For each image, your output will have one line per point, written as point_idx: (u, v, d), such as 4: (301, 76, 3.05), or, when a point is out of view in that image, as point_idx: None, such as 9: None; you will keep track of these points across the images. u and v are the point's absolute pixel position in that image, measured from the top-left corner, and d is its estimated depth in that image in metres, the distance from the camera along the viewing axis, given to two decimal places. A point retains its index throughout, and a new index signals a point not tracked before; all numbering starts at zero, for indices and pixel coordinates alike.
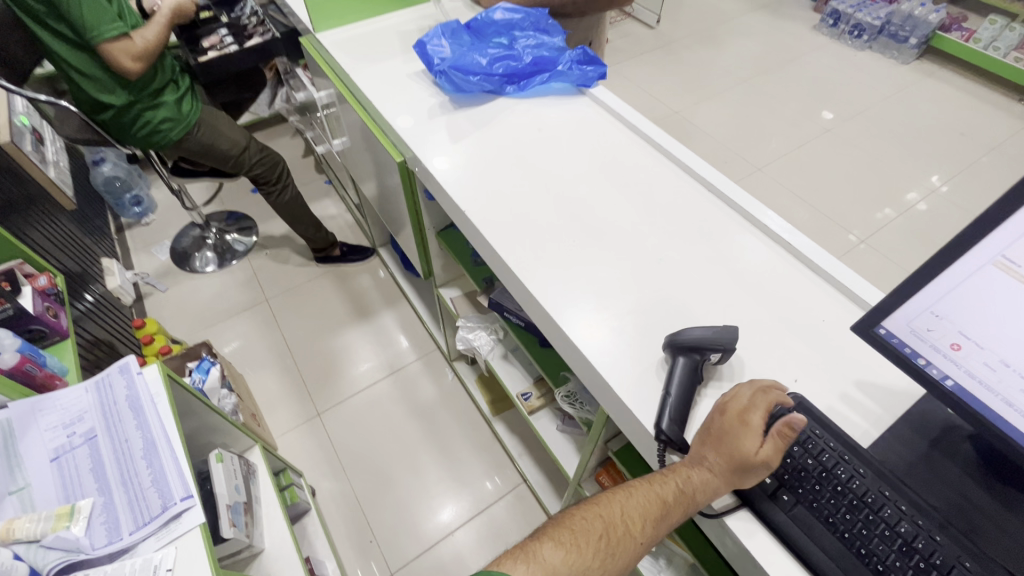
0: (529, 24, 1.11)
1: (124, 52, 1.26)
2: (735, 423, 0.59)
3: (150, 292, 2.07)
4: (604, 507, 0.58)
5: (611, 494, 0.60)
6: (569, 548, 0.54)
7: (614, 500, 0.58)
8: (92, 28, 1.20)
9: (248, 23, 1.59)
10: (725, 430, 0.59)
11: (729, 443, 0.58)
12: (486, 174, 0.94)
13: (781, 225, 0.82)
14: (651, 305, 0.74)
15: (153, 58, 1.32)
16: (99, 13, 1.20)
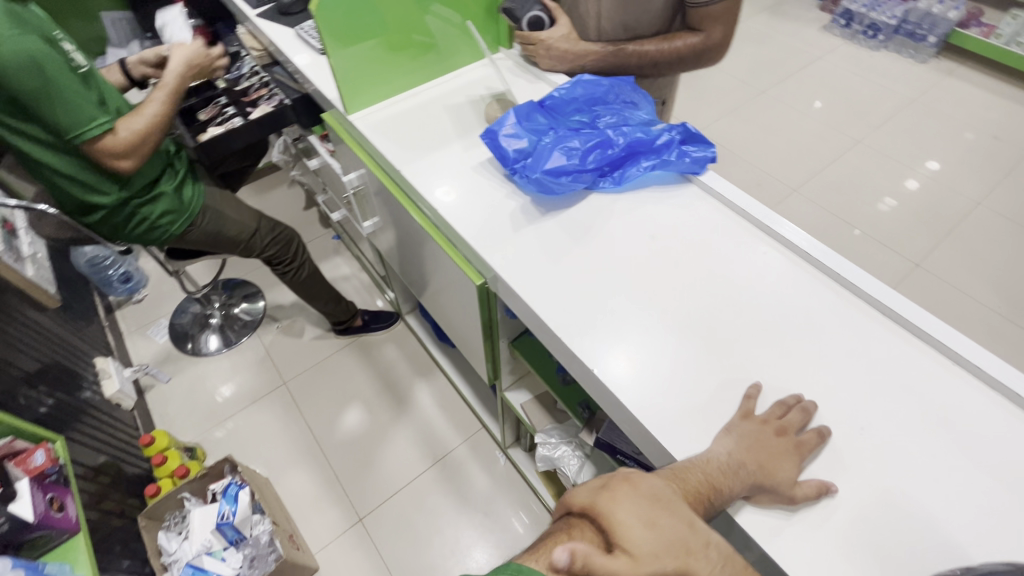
0: (613, 97, 0.94)
1: (108, 151, 1.05)
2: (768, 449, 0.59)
3: (151, 384, 1.84)
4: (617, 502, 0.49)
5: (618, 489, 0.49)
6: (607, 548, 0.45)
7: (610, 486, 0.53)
8: (69, 129, 0.99)
9: (248, 85, 1.39)
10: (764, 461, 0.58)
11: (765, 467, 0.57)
12: (601, 306, 0.76)
13: (998, 366, 0.65)
14: (878, 509, 0.57)
15: (145, 150, 1.11)
16: (76, 112, 0.99)
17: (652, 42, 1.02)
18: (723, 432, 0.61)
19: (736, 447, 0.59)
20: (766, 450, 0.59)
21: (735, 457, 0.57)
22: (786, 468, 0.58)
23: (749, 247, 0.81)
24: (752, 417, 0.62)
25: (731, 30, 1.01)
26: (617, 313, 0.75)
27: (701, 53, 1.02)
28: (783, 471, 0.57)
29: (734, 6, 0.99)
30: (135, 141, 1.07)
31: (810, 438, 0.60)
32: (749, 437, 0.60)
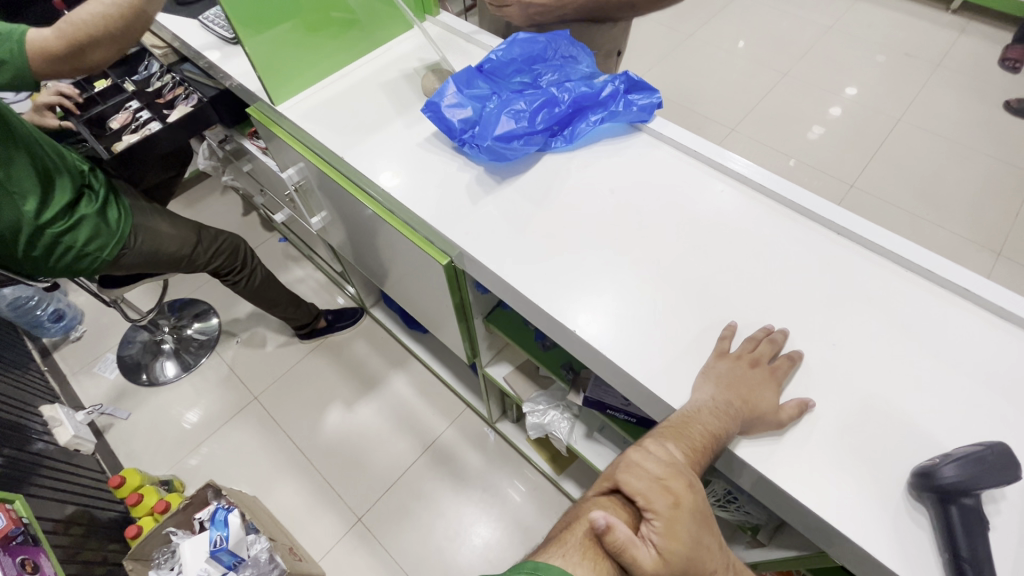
0: (551, 53, 0.91)
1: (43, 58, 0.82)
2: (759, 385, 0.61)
3: (110, 423, 1.72)
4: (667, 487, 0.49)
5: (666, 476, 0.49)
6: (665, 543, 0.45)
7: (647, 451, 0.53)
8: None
9: (159, 87, 1.27)
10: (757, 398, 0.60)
11: (759, 404, 0.59)
12: (573, 267, 0.75)
13: (945, 266, 0.69)
14: (861, 416, 0.60)
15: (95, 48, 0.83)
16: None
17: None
18: (701, 376, 0.63)
19: (720, 389, 0.60)
20: (746, 385, 0.60)
21: (726, 399, 0.59)
22: (768, 396, 0.60)
23: (706, 189, 0.82)
24: (724, 355, 0.64)
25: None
26: (590, 271, 0.75)
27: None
28: (765, 400, 0.59)
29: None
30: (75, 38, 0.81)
31: (782, 364, 0.63)
32: (731, 374, 0.62)
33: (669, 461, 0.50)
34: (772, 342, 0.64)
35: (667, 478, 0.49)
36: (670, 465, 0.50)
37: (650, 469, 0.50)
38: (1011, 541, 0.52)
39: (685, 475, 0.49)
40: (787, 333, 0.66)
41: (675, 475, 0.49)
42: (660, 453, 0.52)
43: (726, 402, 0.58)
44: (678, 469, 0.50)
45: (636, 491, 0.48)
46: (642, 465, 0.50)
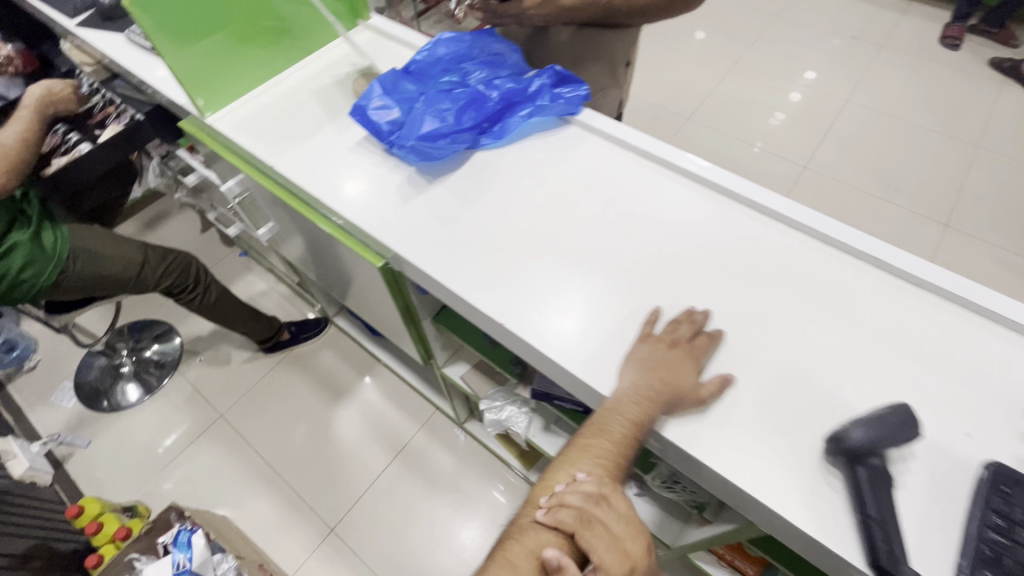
0: (478, 52, 0.91)
1: None
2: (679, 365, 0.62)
3: (70, 452, 1.68)
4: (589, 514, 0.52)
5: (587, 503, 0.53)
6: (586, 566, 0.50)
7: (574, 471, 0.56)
8: None
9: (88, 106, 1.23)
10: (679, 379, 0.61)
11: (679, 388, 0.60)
12: (505, 262, 0.76)
13: (860, 238, 0.71)
14: (782, 388, 0.61)
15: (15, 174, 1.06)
16: None
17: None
18: (625, 363, 0.64)
19: (642, 377, 0.61)
20: (666, 368, 0.61)
21: (646, 384, 0.60)
22: (687, 373, 0.61)
23: (636, 179, 0.83)
24: (647, 340, 0.65)
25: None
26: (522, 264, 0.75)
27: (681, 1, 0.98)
28: (686, 381, 0.61)
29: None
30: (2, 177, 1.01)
31: (698, 342, 0.64)
32: (651, 358, 0.63)
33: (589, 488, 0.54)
34: (691, 321, 0.65)
35: (587, 510, 0.52)
36: (591, 494, 0.53)
37: (573, 500, 0.53)
38: (920, 495, 0.54)
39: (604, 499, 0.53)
40: (708, 314, 0.66)
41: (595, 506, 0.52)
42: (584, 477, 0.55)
43: (645, 389, 0.60)
44: (597, 498, 0.53)
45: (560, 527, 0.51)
46: (566, 498, 0.53)
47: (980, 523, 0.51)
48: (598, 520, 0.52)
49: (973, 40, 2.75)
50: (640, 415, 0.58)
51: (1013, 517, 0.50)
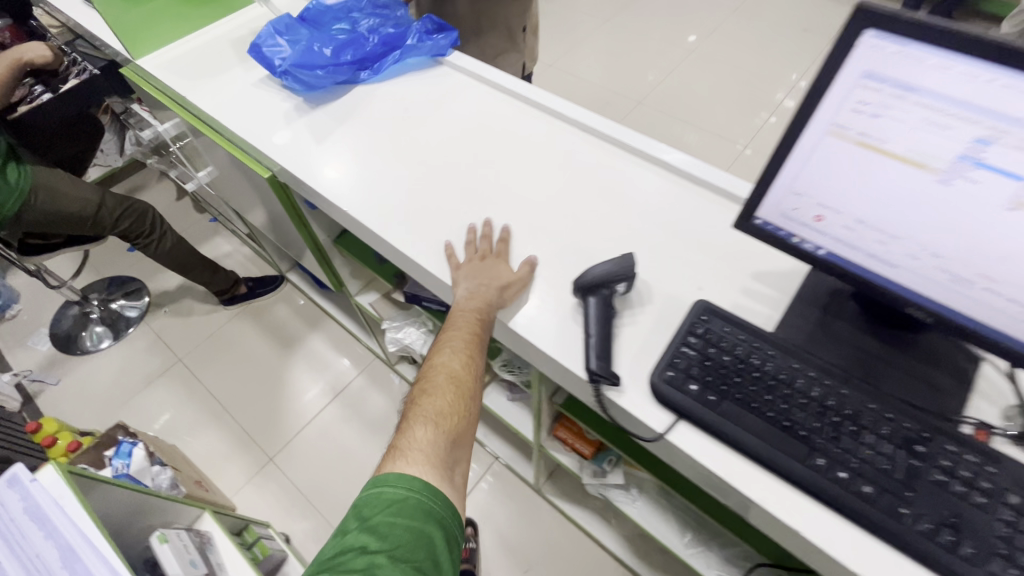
0: (367, 3, 1.05)
1: None
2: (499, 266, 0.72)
3: (41, 388, 1.84)
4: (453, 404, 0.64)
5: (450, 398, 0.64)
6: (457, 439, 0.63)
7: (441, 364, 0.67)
8: None
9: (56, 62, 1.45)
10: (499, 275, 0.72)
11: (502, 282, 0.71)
12: (364, 170, 0.89)
13: (656, 147, 0.84)
14: (560, 256, 0.74)
15: None
16: None
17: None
18: (458, 277, 0.73)
19: (472, 284, 0.71)
20: (486, 272, 0.71)
21: (478, 286, 0.70)
22: (503, 268, 0.72)
23: (489, 106, 0.96)
24: (465, 261, 0.74)
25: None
26: (377, 170, 0.89)
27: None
28: (505, 275, 0.71)
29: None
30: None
31: (501, 247, 0.74)
32: (474, 267, 0.72)
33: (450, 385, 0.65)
34: (492, 228, 0.77)
35: (450, 405, 0.64)
36: (451, 389, 0.65)
37: (439, 399, 0.64)
38: (644, 328, 0.66)
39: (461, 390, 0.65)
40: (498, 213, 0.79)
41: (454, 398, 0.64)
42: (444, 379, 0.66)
43: (479, 287, 0.70)
44: (456, 391, 0.65)
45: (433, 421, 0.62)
46: (431, 399, 0.64)
47: (679, 340, 0.63)
48: (467, 397, 0.65)
49: None
50: (481, 309, 0.69)
51: (705, 336, 0.63)
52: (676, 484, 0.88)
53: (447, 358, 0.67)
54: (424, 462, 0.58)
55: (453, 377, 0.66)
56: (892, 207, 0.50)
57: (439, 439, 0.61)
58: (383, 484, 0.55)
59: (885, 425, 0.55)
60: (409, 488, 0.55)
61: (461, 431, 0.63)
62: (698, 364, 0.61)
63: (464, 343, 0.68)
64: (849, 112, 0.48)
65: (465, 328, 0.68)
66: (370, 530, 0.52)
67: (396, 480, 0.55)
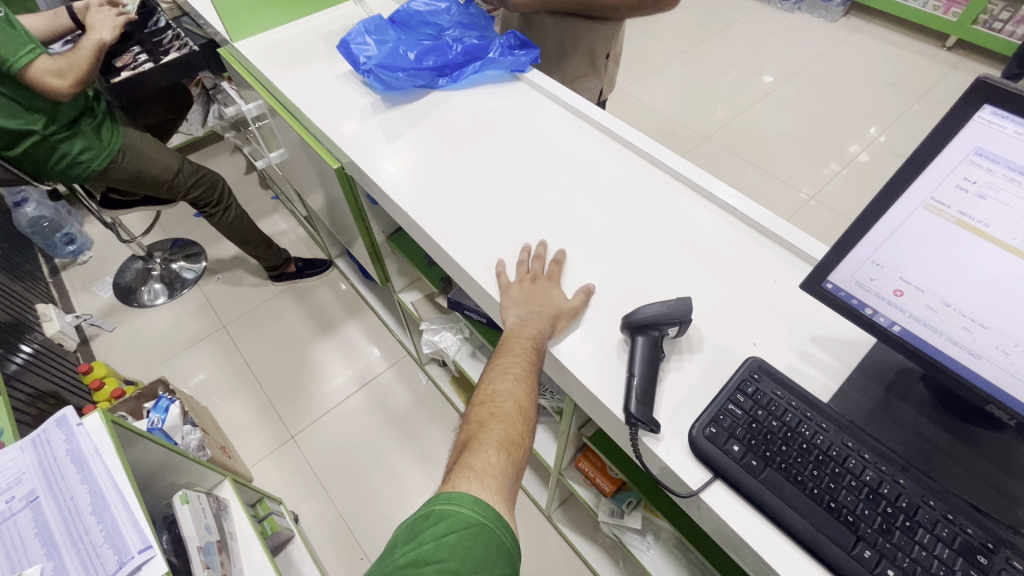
0: (455, 14, 1.08)
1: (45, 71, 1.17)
2: (552, 293, 0.71)
3: (96, 333, 1.95)
4: (515, 433, 0.61)
5: (512, 425, 0.61)
6: (518, 469, 0.60)
7: (505, 389, 0.64)
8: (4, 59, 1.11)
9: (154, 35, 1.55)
10: (555, 300, 0.70)
11: (559, 307, 0.69)
12: (429, 173, 0.91)
13: (726, 191, 0.82)
14: (612, 288, 0.73)
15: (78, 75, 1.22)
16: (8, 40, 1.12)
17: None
18: (512, 301, 0.71)
19: (528, 309, 0.70)
20: (540, 299, 0.70)
21: (531, 312, 0.69)
22: (556, 294, 0.71)
23: (559, 126, 0.96)
24: (514, 283, 0.74)
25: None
26: (440, 177, 0.90)
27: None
28: (560, 301, 0.70)
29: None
30: (63, 68, 1.19)
31: (552, 269, 0.74)
32: (524, 292, 0.72)
33: (510, 411, 0.62)
34: (545, 250, 0.77)
35: (511, 433, 0.61)
36: (513, 416, 0.62)
37: (502, 426, 0.61)
38: (689, 378, 0.64)
39: (521, 416, 0.63)
40: (543, 244, 0.78)
41: (515, 425, 0.62)
42: (505, 405, 0.63)
43: (533, 315, 0.69)
44: (517, 418, 0.62)
45: (497, 449, 0.59)
46: (494, 427, 0.61)
47: (726, 397, 0.60)
48: (530, 424, 0.63)
49: None
50: (538, 336, 0.67)
51: (753, 396, 0.60)
52: (696, 540, 0.84)
53: (511, 384, 0.64)
54: (496, 492, 0.55)
55: (518, 404, 0.63)
56: (986, 293, 0.47)
57: (507, 470, 0.58)
58: (458, 506, 0.51)
59: (945, 528, 0.50)
60: (487, 516, 0.51)
61: (522, 460, 0.61)
62: (743, 425, 0.58)
63: (527, 368, 0.65)
64: (949, 189, 0.46)
65: (524, 355, 0.66)
66: (447, 555, 0.48)
67: (475, 506, 0.51)
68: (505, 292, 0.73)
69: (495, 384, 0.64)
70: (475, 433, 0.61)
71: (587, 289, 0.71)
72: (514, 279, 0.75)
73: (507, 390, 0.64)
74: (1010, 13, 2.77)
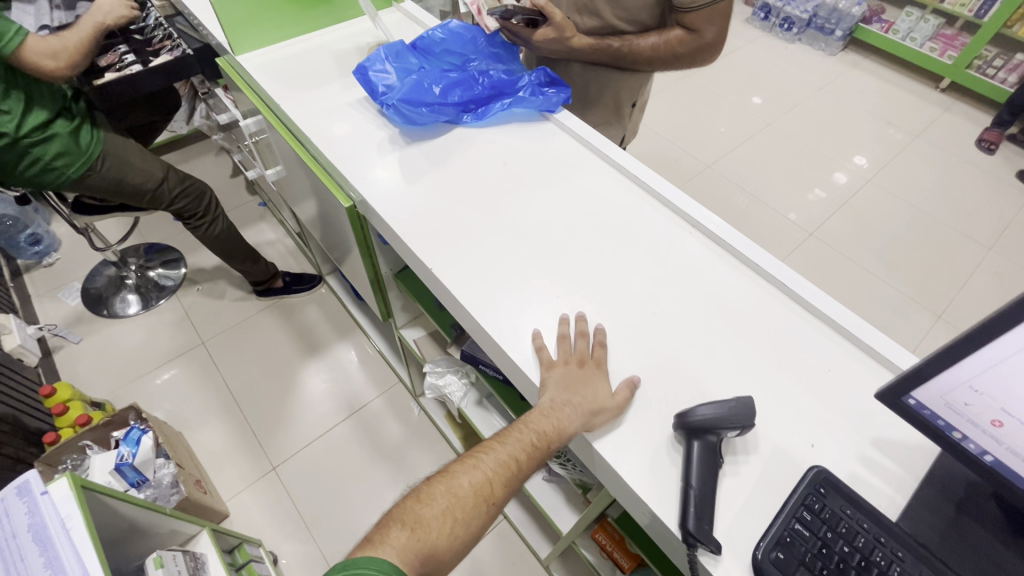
0: (480, 44, 1.01)
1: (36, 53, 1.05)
2: (583, 382, 0.64)
3: (60, 345, 1.81)
4: (452, 512, 0.57)
5: (452, 504, 0.58)
6: (439, 555, 0.55)
7: (461, 470, 0.61)
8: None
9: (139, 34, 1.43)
10: (582, 389, 0.64)
11: (584, 398, 0.63)
12: (450, 221, 0.84)
13: (774, 263, 0.76)
14: (653, 371, 0.67)
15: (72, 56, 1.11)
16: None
17: (645, 35, 0.92)
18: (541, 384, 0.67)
19: (549, 397, 0.64)
20: (574, 386, 0.64)
21: (563, 403, 0.63)
22: (600, 389, 0.64)
23: (593, 176, 0.90)
24: (557, 362, 0.67)
25: (724, 28, 0.90)
26: (462, 227, 0.83)
27: (696, 52, 0.91)
28: (595, 395, 0.63)
29: (727, 3, 0.86)
30: (50, 51, 1.07)
31: (599, 353, 0.67)
32: (567, 374, 0.66)
33: (459, 490, 0.59)
34: (588, 326, 0.70)
35: (446, 512, 0.57)
36: (459, 498, 0.58)
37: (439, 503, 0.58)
38: (746, 484, 0.58)
39: (469, 501, 0.58)
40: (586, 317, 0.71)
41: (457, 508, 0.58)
42: (459, 485, 0.59)
43: (564, 406, 0.62)
44: (466, 501, 0.58)
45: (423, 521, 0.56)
46: (432, 501, 0.58)
47: (791, 513, 0.55)
48: (478, 513, 0.58)
49: (1009, 146, 2.72)
50: (548, 432, 0.61)
51: (822, 515, 0.55)
52: None
53: (476, 468, 0.61)
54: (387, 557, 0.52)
55: (473, 487, 0.59)
56: None
57: (408, 549, 0.53)
58: (351, 566, 0.50)
59: None
60: (377, 575, 0.49)
61: (448, 546, 0.56)
62: (813, 550, 0.53)
63: (503, 457, 0.61)
64: None
65: (513, 447, 0.62)
66: None
67: (365, 565, 0.50)
68: (547, 368, 0.67)
69: (457, 464, 0.62)
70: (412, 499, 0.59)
71: (632, 382, 0.64)
72: (558, 357, 0.68)
73: (463, 472, 0.60)
74: (1004, 61, 2.83)
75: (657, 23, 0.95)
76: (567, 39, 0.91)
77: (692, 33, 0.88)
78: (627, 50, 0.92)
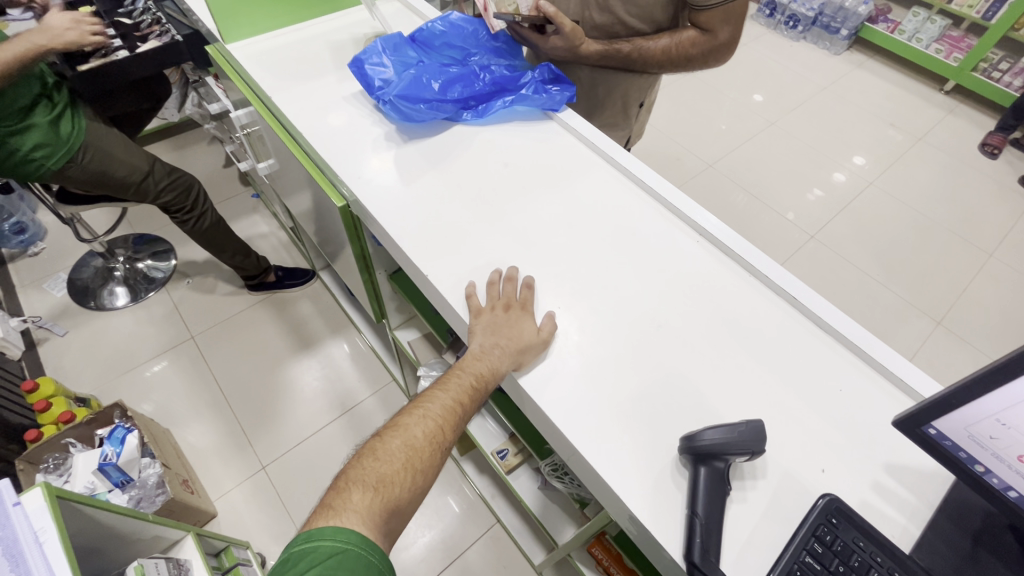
0: (482, 39, 0.98)
1: None
2: (511, 322, 0.67)
3: (45, 337, 1.76)
4: (408, 464, 0.58)
5: (406, 455, 0.58)
6: (399, 509, 0.56)
7: (409, 423, 0.61)
8: None
9: (128, 19, 1.38)
10: (511, 328, 0.67)
11: (513, 336, 0.66)
12: (447, 222, 0.80)
13: (782, 274, 0.73)
14: (656, 386, 0.64)
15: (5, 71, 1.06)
16: None
17: (657, 38, 0.88)
18: (471, 328, 0.69)
19: (483, 339, 0.67)
20: (504, 328, 0.67)
21: (494, 345, 0.66)
22: (526, 327, 0.67)
23: (595, 178, 0.86)
24: (484, 309, 0.70)
25: (739, 28, 0.86)
26: (460, 231, 0.79)
27: (710, 54, 0.87)
28: (524, 334, 0.66)
29: (744, 2, 0.82)
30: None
31: (525, 295, 0.70)
32: (494, 319, 0.68)
33: (412, 442, 0.59)
34: (515, 274, 0.73)
35: (403, 467, 0.57)
36: (413, 450, 0.59)
37: (395, 458, 0.58)
38: (753, 511, 0.56)
39: (422, 452, 0.59)
40: (515, 268, 0.74)
41: (414, 460, 0.58)
42: (410, 436, 0.59)
43: (494, 347, 0.65)
44: (420, 452, 0.59)
45: (383, 478, 0.56)
46: (387, 457, 0.57)
47: (801, 545, 0.52)
48: (433, 462, 0.59)
49: (1013, 151, 2.69)
50: (485, 373, 0.64)
51: (833, 548, 0.52)
52: None
53: (424, 416, 0.61)
54: (354, 524, 0.51)
55: (425, 437, 0.60)
56: None
57: (376, 507, 0.53)
58: (317, 540, 0.49)
59: None
60: (348, 542, 0.49)
61: (408, 500, 0.57)
62: None
63: (449, 403, 0.63)
64: None
65: (455, 392, 0.64)
66: None
67: (334, 534, 0.49)
68: (475, 316, 0.69)
69: (402, 417, 0.62)
70: (364, 459, 0.58)
71: (550, 317, 0.69)
72: (485, 303, 0.71)
73: (411, 425, 0.61)
74: (1009, 64, 2.80)
75: (670, 23, 0.93)
76: (577, 46, 0.88)
77: (706, 34, 0.85)
78: (638, 54, 0.89)
